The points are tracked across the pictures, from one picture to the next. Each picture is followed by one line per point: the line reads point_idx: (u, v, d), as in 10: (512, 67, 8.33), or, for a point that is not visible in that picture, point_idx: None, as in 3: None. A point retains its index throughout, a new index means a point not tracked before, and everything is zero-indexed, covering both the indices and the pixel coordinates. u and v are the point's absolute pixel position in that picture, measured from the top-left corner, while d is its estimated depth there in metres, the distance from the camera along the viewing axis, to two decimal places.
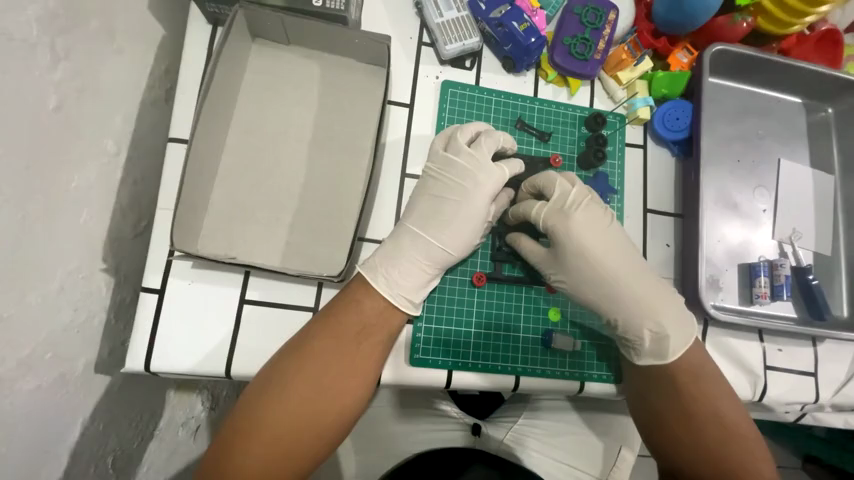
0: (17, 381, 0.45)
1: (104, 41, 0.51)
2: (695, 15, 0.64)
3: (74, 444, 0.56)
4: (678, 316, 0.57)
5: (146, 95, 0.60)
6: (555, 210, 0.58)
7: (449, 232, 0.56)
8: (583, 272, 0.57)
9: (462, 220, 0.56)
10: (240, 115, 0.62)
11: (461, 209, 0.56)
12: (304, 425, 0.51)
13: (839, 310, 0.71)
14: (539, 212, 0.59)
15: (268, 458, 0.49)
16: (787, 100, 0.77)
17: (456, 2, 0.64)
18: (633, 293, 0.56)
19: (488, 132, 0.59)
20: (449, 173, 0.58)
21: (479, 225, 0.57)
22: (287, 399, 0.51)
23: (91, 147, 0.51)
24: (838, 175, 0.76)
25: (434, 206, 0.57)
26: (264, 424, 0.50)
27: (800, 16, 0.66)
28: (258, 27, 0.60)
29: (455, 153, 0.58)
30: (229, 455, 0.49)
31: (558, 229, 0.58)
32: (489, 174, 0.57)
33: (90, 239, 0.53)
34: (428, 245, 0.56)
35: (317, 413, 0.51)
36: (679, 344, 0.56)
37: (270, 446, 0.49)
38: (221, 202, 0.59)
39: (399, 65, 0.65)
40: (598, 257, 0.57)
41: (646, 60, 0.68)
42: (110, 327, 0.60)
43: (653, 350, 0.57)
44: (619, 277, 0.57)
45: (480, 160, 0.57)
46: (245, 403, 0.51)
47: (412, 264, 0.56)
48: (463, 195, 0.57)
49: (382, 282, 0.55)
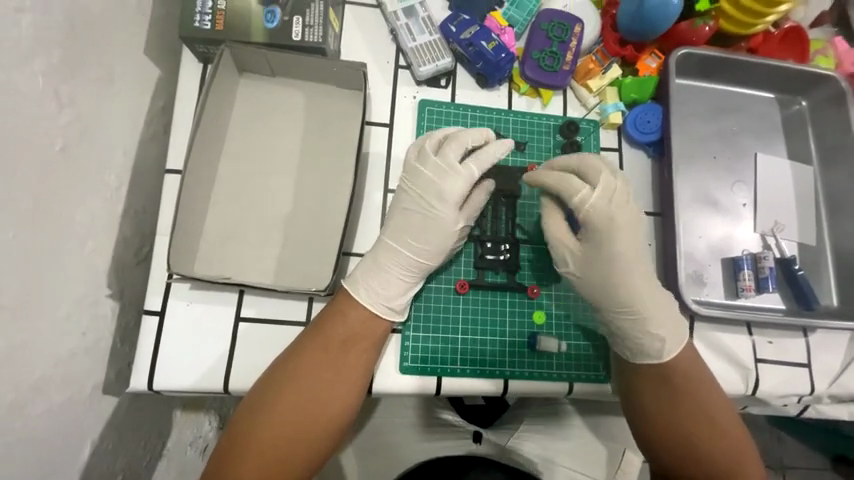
0: (29, 403, 0.48)
1: (104, 85, 0.56)
2: (656, 23, 0.68)
3: (84, 463, 0.59)
4: (677, 323, 0.58)
5: (144, 131, 0.65)
6: (600, 203, 0.57)
7: (423, 241, 0.59)
8: (608, 267, 0.57)
9: (432, 229, 0.59)
10: (231, 144, 0.66)
11: (431, 219, 0.59)
12: (300, 435, 0.53)
13: (828, 299, 0.71)
14: (582, 198, 0.57)
15: (266, 471, 0.51)
16: (760, 95, 0.79)
17: (426, 27, 0.69)
18: (644, 296, 0.57)
19: (453, 138, 0.60)
20: (417, 185, 0.60)
21: (448, 233, 0.59)
22: (281, 411, 0.53)
23: (94, 182, 0.55)
24: (818, 167, 0.77)
25: (406, 216, 0.60)
26: (260, 434, 0.52)
27: (761, 16, 0.69)
28: (244, 63, 0.65)
29: (423, 163, 0.60)
30: (226, 469, 0.51)
31: (598, 224, 0.57)
32: (456, 178, 0.59)
33: (94, 266, 0.57)
34: (401, 256, 0.59)
35: (310, 422, 0.53)
36: (673, 345, 0.57)
37: (268, 456, 0.51)
38: (216, 225, 0.63)
39: (378, 87, 0.69)
40: (626, 258, 0.57)
41: (614, 67, 0.72)
42: (116, 349, 0.63)
43: (653, 356, 0.57)
44: (635, 277, 0.57)
45: (445, 169, 0.59)
46: (240, 415, 0.54)
47: (391, 274, 0.59)
48: (431, 205, 0.59)
49: (366, 294, 0.58)
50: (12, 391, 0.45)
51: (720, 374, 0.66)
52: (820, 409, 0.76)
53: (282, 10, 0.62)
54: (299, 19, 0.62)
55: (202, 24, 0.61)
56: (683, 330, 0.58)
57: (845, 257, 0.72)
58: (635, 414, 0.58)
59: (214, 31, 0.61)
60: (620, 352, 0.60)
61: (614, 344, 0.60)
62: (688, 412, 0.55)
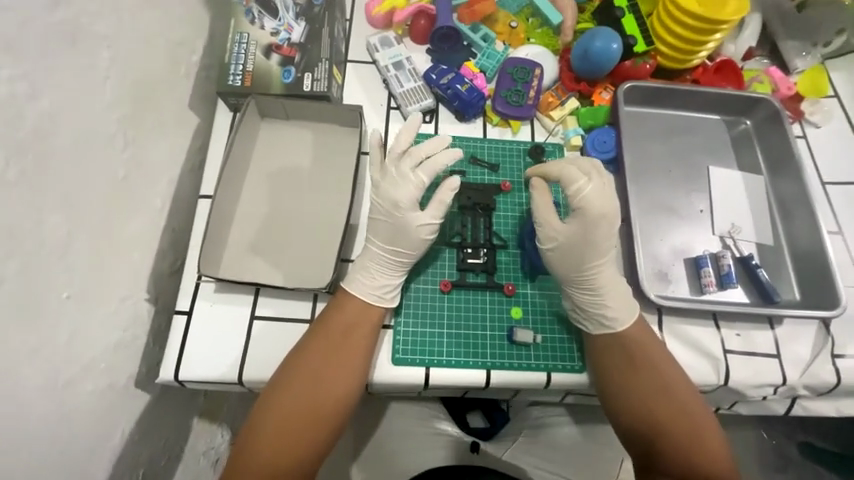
0: (78, 382, 0.58)
1: (157, 130, 0.71)
2: (603, 63, 0.82)
3: (114, 449, 0.66)
4: (629, 301, 0.67)
5: (184, 166, 0.80)
6: (593, 194, 0.64)
7: (394, 242, 0.69)
8: (585, 247, 0.65)
9: (396, 231, 0.69)
10: (252, 174, 0.80)
11: (394, 223, 0.69)
12: (307, 425, 0.60)
13: (790, 294, 0.77)
14: (579, 188, 0.65)
15: (283, 448, 0.59)
16: (707, 118, 0.90)
17: (412, 76, 0.84)
18: (604, 275, 0.67)
19: (402, 155, 0.71)
20: (377, 197, 0.70)
21: (410, 232, 0.69)
22: (290, 402, 0.60)
23: (143, 204, 0.69)
24: (767, 176, 0.85)
25: (380, 222, 0.70)
26: (272, 426, 0.59)
27: (692, 54, 0.83)
28: (266, 110, 0.81)
29: (382, 177, 0.71)
30: (249, 447, 0.59)
31: (588, 211, 0.64)
32: (407, 184, 0.69)
33: (138, 273, 0.69)
34: (380, 256, 0.70)
35: (315, 412, 0.60)
36: (623, 321, 0.66)
37: (281, 445, 0.59)
38: (237, 240, 0.75)
39: (374, 125, 0.84)
40: (602, 242, 0.65)
41: (572, 100, 0.85)
42: (148, 348, 0.73)
43: (605, 327, 0.66)
44: (600, 258, 0.66)
45: (398, 181, 0.69)
46: (260, 400, 0.62)
47: (374, 271, 0.69)
48: (390, 212, 0.69)
49: (360, 288, 0.68)
50: (66, 368, 0.56)
51: (692, 365, 0.70)
52: (805, 405, 0.77)
53: (296, 69, 0.79)
54: (309, 75, 0.79)
55: (234, 82, 0.78)
56: (635, 307, 0.67)
57: (801, 254, 0.78)
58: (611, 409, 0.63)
59: (243, 86, 0.78)
60: (576, 321, 0.69)
61: (572, 313, 0.69)
62: (654, 393, 0.61)
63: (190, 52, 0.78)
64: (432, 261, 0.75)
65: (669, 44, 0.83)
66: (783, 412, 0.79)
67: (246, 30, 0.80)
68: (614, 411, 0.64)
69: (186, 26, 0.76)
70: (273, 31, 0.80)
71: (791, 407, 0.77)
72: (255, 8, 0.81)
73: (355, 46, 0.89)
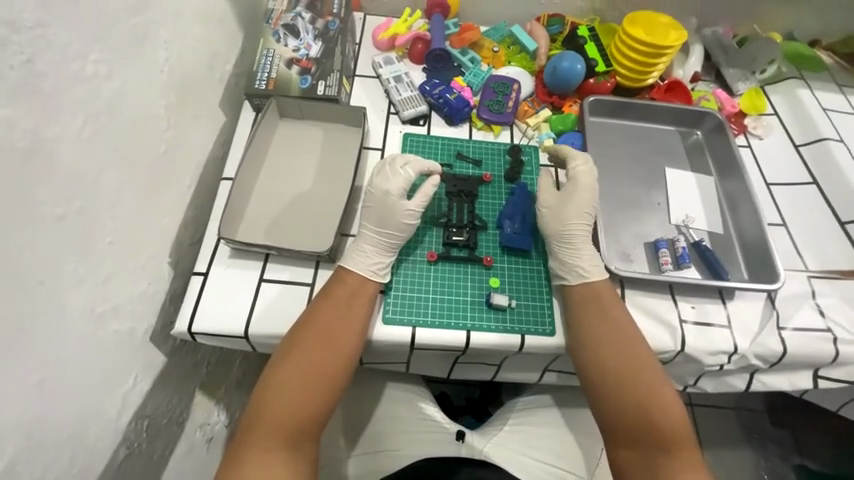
0: (108, 319, 0.66)
1: (193, 120, 0.85)
2: (570, 79, 0.97)
3: (127, 393, 0.73)
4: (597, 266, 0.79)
5: (211, 154, 0.93)
6: (583, 172, 0.83)
7: (385, 225, 0.79)
8: (565, 208, 0.82)
9: (387, 215, 0.79)
10: (268, 161, 0.92)
11: (385, 209, 0.79)
12: (313, 386, 0.68)
13: (740, 275, 0.86)
14: (574, 167, 0.84)
15: (294, 400, 0.67)
16: (663, 128, 1.04)
17: (409, 88, 1.00)
18: (581, 237, 0.80)
19: (394, 157, 0.83)
20: (371, 188, 0.81)
21: (399, 217, 0.79)
22: (297, 366, 0.69)
23: (176, 178, 0.81)
24: (717, 176, 0.98)
25: (373, 210, 0.80)
26: (281, 387, 0.68)
27: (646, 74, 0.99)
28: (284, 110, 0.95)
29: (374, 173, 0.83)
30: (266, 399, 0.67)
31: (582, 183, 0.83)
32: (398, 178, 0.80)
33: (165, 236, 0.79)
34: (373, 237, 0.79)
35: (320, 374, 0.69)
36: (595, 274, 0.78)
37: (289, 403, 0.67)
38: (251, 215, 0.86)
39: (376, 126, 0.98)
40: (580, 207, 0.82)
41: (544, 109, 0.99)
42: (165, 306, 0.81)
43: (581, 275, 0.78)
44: (578, 222, 0.81)
45: (388, 175, 0.81)
46: (274, 358, 0.70)
47: (367, 251, 0.79)
48: (381, 199, 0.80)
49: (356, 264, 0.77)
50: (101, 304, 0.65)
51: (652, 333, 0.78)
52: (763, 380, 0.84)
53: (312, 77, 0.94)
54: (323, 82, 0.94)
55: (260, 86, 0.93)
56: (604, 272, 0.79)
57: (746, 241, 0.88)
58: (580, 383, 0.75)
59: (267, 89, 0.92)
60: (555, 269, 0.81)
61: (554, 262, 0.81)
62: (618, 358, 0.72)
63: (224, 62, 0.94)
64: (421, 238, 0.86)
65: (627, 67, 0.99)
66: (743, 387, 0.86)
67: (272, 46, 0.96)
68: (586, 374, 0.73)
69: (223, 41, 0.92)
70: (295, 47, 0.96)
71: (751, 382, 0.85)
72: (281, 30, 0.98)
73: (362, 64, 1.05)
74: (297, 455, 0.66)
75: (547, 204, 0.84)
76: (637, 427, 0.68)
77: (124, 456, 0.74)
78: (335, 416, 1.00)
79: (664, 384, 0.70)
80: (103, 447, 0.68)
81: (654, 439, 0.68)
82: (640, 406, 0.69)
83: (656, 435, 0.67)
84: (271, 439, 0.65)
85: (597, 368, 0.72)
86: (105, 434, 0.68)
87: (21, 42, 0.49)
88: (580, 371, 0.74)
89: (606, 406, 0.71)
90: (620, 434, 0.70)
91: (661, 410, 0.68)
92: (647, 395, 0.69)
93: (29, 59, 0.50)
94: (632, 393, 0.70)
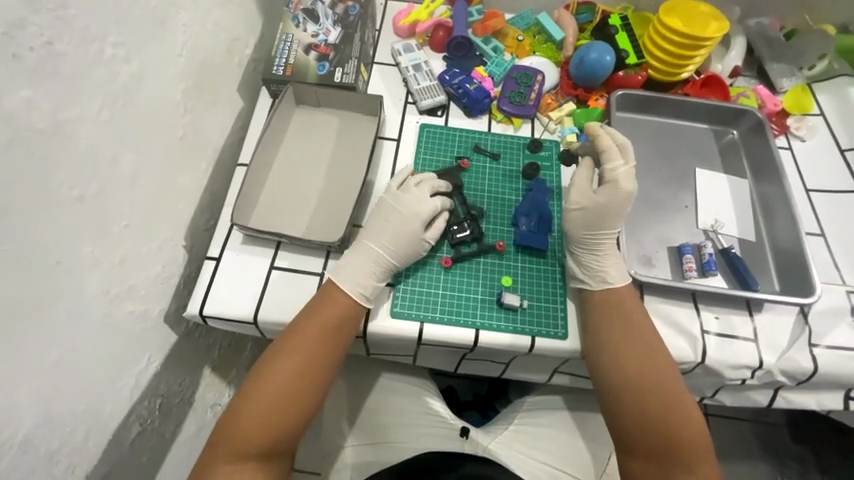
0: (123, 300, 0.68)
1: (211, 104, 0.85)
2: (598, 71, 0.92)
3: (140, 372, 0.75)
4: (617, 265, 0.76)
5: (228, 139, 0.93)
6: (625, 174, 0.76)
7: (391, 243, 0.76)
8: (600, 208, 0.76)
9: (402, 236, 0.76)
10: (283, 149, 0.92)
11: (402, 228, 0.77)
12: (290, 405, 0.68)
13: (772, 286, 0.81)
14: (615, 168, 0.77)
15: (268, 416, 0.67)
16: (696, 126, 0.98)
17: (429, 77, 0.97)
18: (609, 243, 0.77)
19: (422, 180, 0.82)
20: (396, 204, 0.79)
21: (415, 241, 0.77)
22: (278, 382, 0.68)
23: (192, 163, 0.82)
24: (751, 180, 0.92)
25: (383, 226, 0.78)
26: (259, 400, 0.68)
27: (681, 68, 0.93)
28: (301, 96, 0.94)
29: (404, 191, 0.81)
30: (242, 410, 0.68)
31: (624, 185, 0.75)
32: (425, 205, 0.79)
33: (180, 220, 0.80)
34: (376, 253, 0.76)
35: (300, 391, 0.69)
36: (619, 279, 0.75)
37: (265, 418, 0.67)
38: (265, 202, 0.86)
39: (392, 115, 0.96)
40: (618, 206, 0.76)
41: (568, 103, 0.95)
42: (179, 289, 0.83)
43: (608, 282, 0.75)
44: (611, 226, 0.77)
45: (418, 196, 0.79)
46: (255, 370, 0.71)
47: (365, 266, 0.76)
48: (402, 219, 0.78)
49: (347, 279, 0.74)
50: (116, 285, 0.66)
51: (670, 342, 0.75)
52: (788, 398, 0.80)
53: (330, 64, 0.92)
54: (341, 69, 0.92)
55: (277, 71, 0.92)
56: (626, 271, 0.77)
57: (781, 250, 0.83)
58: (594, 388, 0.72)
59: (284, 75, 0.91)
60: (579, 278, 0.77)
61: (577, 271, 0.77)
62: (636, 365, 0.69)
63: (243, 47, 0.93)
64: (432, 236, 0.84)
65: (660, 58, 0.93)
66: (766, 403, 0.82)
67: (291, 31, 0.94)
68: (601, 381, 0.71)
69: (242, 25, 0.91)
70: (313, 33, 0.94)
71: (774, 398, 0.80)
72: (301, 14, 0.96)
73: (382, 51, 1.03)
74: (270, 468, 0.68)
75: (580, 206, 0.77)
76: (650, 436, 0.67)
77: (137, 432, 0.76)
78: (340, 405, 1.01)
79: (684, 393, 0.68)
80: (117, 423, 0.70)
81: (672, 447, 0.66)
82: (657, 416, 0.67)
83: (674, 442, 0.66)
84: (245, 451, 0.66)
85: (614, 375, 0.69)
86: (118, 411, 0.71)
87: (40, 24, 0.49)
88: (595, 376, 0.71)
89: (619, 414, 0.69)
90: (631, 442, 0.68)
91: (677, 421, 0.66)
92: (665, 407, 0.67)
93: (49, 41, 0.50)
94: (648, 402, 0.67)
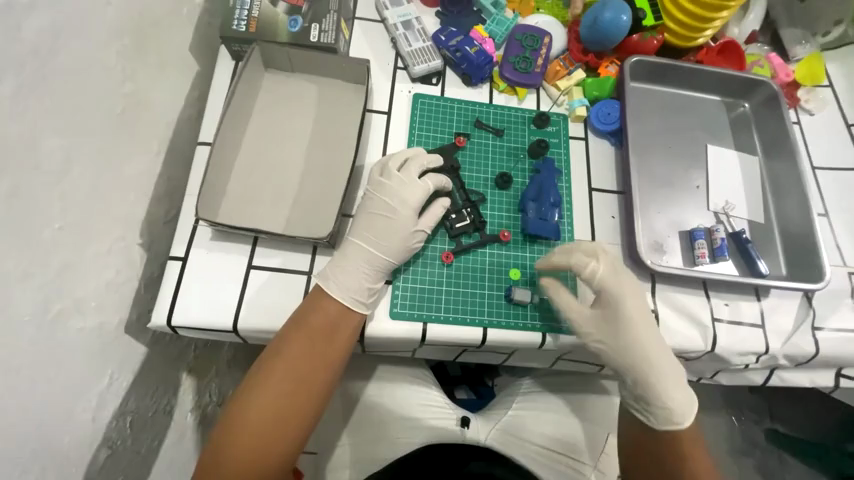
0: (69, 318, 0.57)
1: (158, 70, 0.69)
2: (611, 33, 0.81)
3: (102, 392, 0.65)
4: (670, 363, 0.67)
5: (183, 112, 0.78)
6: (607, 276, 0.67)
7: (384, 239, 0.68)
8: (621, 340, 0.67)
9: (392, 230, 0.68)
10: (253, 124, 0.78)
11: (391, 221, 0.68)
12: (268, 443, 0.62)
13: (778, 269, 0.80)
14: (594, 275, 0.67)
15: (259, 442, 0.62)
16: (707, 98, 0.91)
17: (421, 37, 0.83)
18: (653, 361, 0.66)
19: (406, 160, 0.72)
20: (382, 194, 0.70)
21: (407, 233, 0.68)
22: (253, 418, 0.62)
23: (140, 145, 0.67)
24: (762, 157, 0.88)
25: (372, 221, 0.69)
26: (241, 430, 0.62)
27: (700, 31, 0.84)
28: (269, 59, 0.78)
29: (387, 177, 0.71)
30: (230, 437, 0.62)
31: (608, 293, 0.67)
32: (414, 188, 0.70)
33: (132, 215, 0.67)
34: (368, 252, 0.68)
35: (292, 410, 0.63)
36: (681, 401, 0.66)
37: (254, 444, 0.61)
38: (236, 189, 0.73)
39: (380, 83, 0.83)
40: (635, 324, 0.66)
41: (579, 71, 0.85)
42: (139, 294, 0.71)
43: (661, 420, 0.67)
44: (645, 352, 0.66)
45: (405, 181, 0.70)
46: (240, 392, 0.64)
47: (356, 267, 0.67)
48: (391, 210, 0.69)
49: (337, 287, 0.66)
50: (59, 301, 0.54)
51: (680, 331, 0.73)
52: (783, 377, 0.81)
53: (303, 19, 0.77)
54: (317, 26, 0.77)
55: (238, 27, 0.76)
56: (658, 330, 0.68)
57: (790, 232, 0.80)
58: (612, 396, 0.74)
59: (247, 32, 0.75)
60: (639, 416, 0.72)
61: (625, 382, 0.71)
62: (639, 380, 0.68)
63: None
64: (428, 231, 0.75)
65: (678, 20, 0.84)
66: (761, 382, 0.82)
67: None
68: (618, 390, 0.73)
69: None
70: None
71: (770, 378, 0.81)
72: None
73: (364, 3, 0.87)
74: None
75: (592, 339, 0.69)
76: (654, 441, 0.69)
77: (107, 457, 0.68)
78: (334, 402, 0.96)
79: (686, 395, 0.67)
80: (80, 453, 0.62)
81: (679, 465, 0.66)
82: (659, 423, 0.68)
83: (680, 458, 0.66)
84: None
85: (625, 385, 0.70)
86: (80, 439, 0.61)
87: None
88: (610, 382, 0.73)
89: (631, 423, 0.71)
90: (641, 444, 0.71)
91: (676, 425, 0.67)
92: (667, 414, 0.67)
93: None
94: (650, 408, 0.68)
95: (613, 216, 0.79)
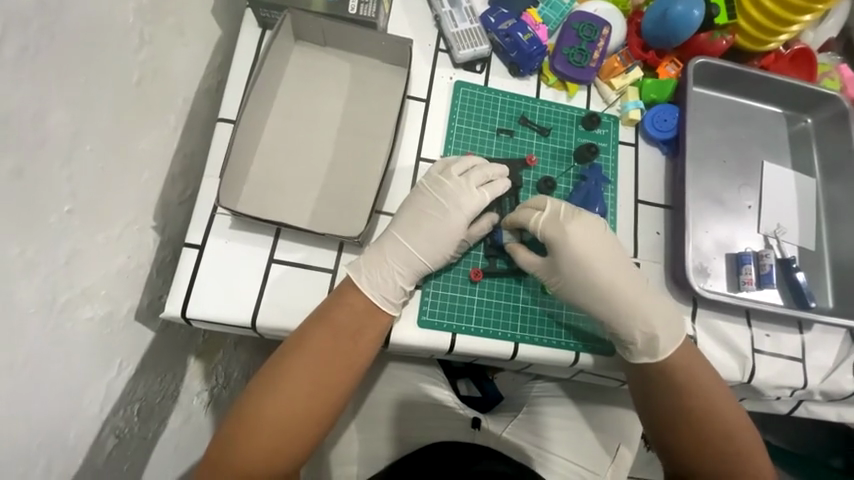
0: (79, 307, 0.52)
1: (177, 34, 0.62)
2: (679, 29, 0.73)
3: (110, 382, 0.62)
4: (666, 316, 0.62)
5: (202, 83, 0.71)
6: (549, 223, 0.64)
7: (421, 243, 0.63)
8: (579, 281, 0.63)
9: (436, 236, 0.63)
10: (280, 102, 0.71)
11: (439, 224, 0.63)
12: (283, 442, 0.56)
13: (825, 301, 0.76)
14: (536, 223, 0.65)
15: (272, 441, 0.56)
16: (769, 110, 0.84)
17: (468, 16, 0.75)
18: (626, 301, 0.62)
19: (469, 165, 0.67)
20: (437, 193, 0.65)
21: (453, 241, 0.64)
22: (268, 418, 0.56)
23: (157, 119, 0.61)
24: (820, 179, 0.81)
25: (415, 218, 0.64)
26: (254, 429, 0.56)
27: (775, 35, 0.76)
28: (300, 29, 0.71)
29: (447, 178, 0.65)
30: (240, 438, 0.56)
31: (553, 240, 0.64)
32: (472, 198, 0.65)
33: (145, 196, 0.62)
34: (406, 251, 0.63)
35: (311, 411, 0.57)
36: (669, 336, 0.61)
37: (270, 443, 0.56)
38: (258, 173, 0.67)
39: (419, 66, 0.75)
40: (590, 259, 0.62)
41: (637, 69, 0.77)
42: (151, 280, 0.67)
43: (638, 356, 0.62)
44: (612, 287, 0.62)
45: (466, 187, 0.65)
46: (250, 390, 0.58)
47: (393, 268, 0.63)
48: (444, 213, 0.64)
49: (371, 285, 0.62)
50: (66, 291, 0.50)
51: (718, 359, 0.70)
52: (811, 410, 0.78)
53: None
54: None
55: None
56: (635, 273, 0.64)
57: (841, 263, 0.76)
58: (651, 402, 0.62)
59: None
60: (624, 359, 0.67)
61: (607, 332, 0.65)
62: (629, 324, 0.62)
63: None
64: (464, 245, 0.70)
65: (752, 19, 0.76)
66: (786, 411, 0.80)
67: None
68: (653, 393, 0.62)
69: None
70: None
71: (796, 409, 0.78)
72: None
73: None
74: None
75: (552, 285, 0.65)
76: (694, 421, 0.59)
77: (114, 445, 0.65)
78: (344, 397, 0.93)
79: (701, 368, 0.61)
80: (88, 443, 0.59)
81: (702, 446, 0.59)
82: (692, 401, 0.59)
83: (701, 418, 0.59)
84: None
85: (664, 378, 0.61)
86: (88, 430, 0.58)
87: None
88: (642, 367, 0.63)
89: (676, 410, 0.60)
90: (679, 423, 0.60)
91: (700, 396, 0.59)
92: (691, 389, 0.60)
93: None
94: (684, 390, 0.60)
95: (659, 233, 0.74)
